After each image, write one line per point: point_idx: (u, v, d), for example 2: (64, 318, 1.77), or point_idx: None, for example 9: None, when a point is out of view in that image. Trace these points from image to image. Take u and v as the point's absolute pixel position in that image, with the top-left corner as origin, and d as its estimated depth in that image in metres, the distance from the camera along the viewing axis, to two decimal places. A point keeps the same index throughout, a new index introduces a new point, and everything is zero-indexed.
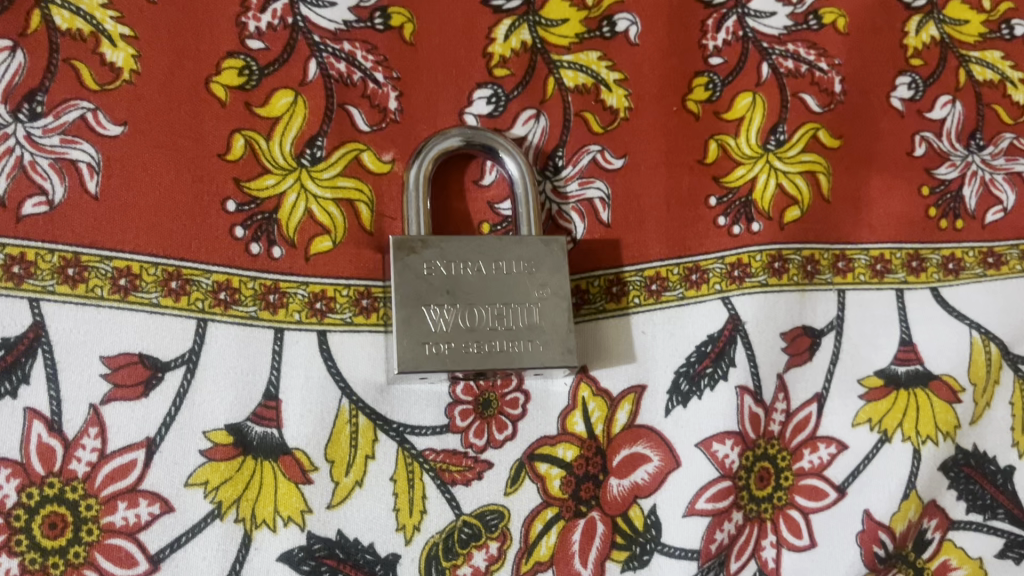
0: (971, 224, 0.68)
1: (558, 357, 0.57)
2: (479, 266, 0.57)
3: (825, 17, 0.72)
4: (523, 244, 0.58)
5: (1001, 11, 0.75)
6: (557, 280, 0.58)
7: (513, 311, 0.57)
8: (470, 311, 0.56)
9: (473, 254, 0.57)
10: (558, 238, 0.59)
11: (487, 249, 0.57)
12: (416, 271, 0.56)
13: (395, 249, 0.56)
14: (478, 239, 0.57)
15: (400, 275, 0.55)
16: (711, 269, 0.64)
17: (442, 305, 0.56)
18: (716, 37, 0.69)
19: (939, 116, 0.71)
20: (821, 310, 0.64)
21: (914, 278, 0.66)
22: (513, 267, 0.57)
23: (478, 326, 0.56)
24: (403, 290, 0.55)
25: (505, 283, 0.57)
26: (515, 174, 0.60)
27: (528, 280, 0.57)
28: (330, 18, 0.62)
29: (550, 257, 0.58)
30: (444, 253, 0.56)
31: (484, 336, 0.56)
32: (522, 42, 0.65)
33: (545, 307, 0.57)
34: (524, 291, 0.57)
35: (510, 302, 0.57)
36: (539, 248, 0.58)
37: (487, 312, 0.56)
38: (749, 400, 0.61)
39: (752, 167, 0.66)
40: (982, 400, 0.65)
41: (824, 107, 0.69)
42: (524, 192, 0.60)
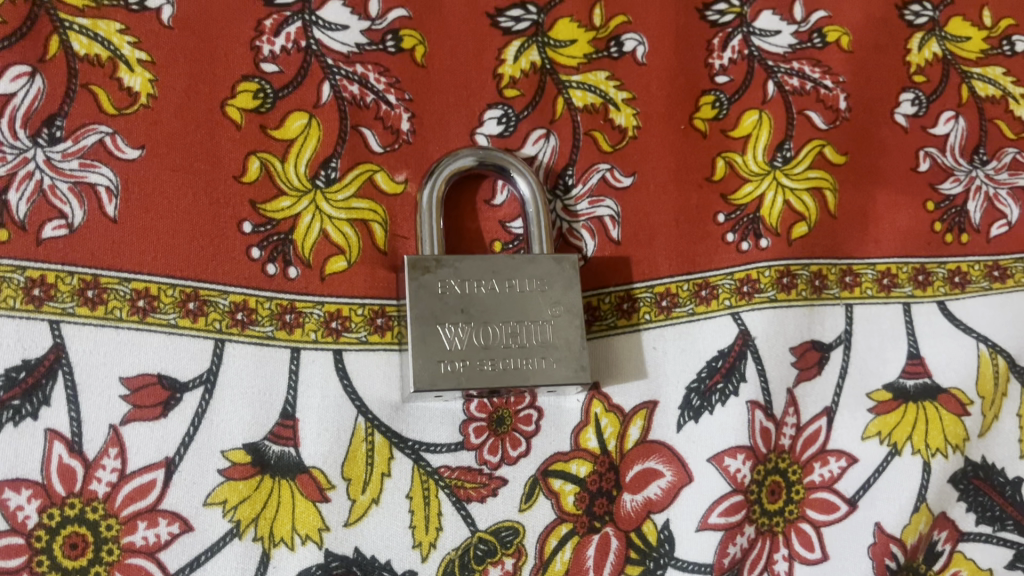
0: (976, 238, 0.69)
1: (571, 374, 0.57)
2: (493, 285, 0.58)
3: (829, 35, 0.73)
4: (535, 262, 0.59)
5: (1002, 28, 0.76)
6: (569, 298, 0.59)
7: (526, 329, 0.57)
8: (484, 329, 0.57)
9: (486, 273, 0.58)
10: (570, 255, 0.59)
11: (500, 267, 0.58)
12: (431, 290, 0.56)
13: (410, 268, 0.56)
14: (491, 258, 0.58)
15: (415, 293, 0.56)
16: (720, 285, 0.64)
17: (456, 323, 0.56)
18: (722, 56, 0.70)
19: (942, 132, 0.72)
20: (829, 325, 0.65)
21: (921, 292, 0.67)
22: (526, 285, 0.58)
23: (492, 344, 0.57)
24: (418, 308, 0.56)
25: (519, 301, 0.58)
26: (527, 193, 0.61)
27: (541, 298, 0.58)
28: (343, 41, 0.63)
29: (562, 275, 0.59)
30: (458, 271, 0.57)
31: (498, 354, 0.57)
32: (532, 63, 0.66)
33: (558, 324, 0.58)
34: (537, 309, 0.58)
35: (524, 319, 0.58)
36: (551, 266, 0.59)
37: (500, 330, 0.57)
38: (760, 415, 0.62)
39: (759, 184, 0.67)
40: (989, 412, 0.65)
41: (829, 124, 0.70)
42: (536, 211, 0.61)
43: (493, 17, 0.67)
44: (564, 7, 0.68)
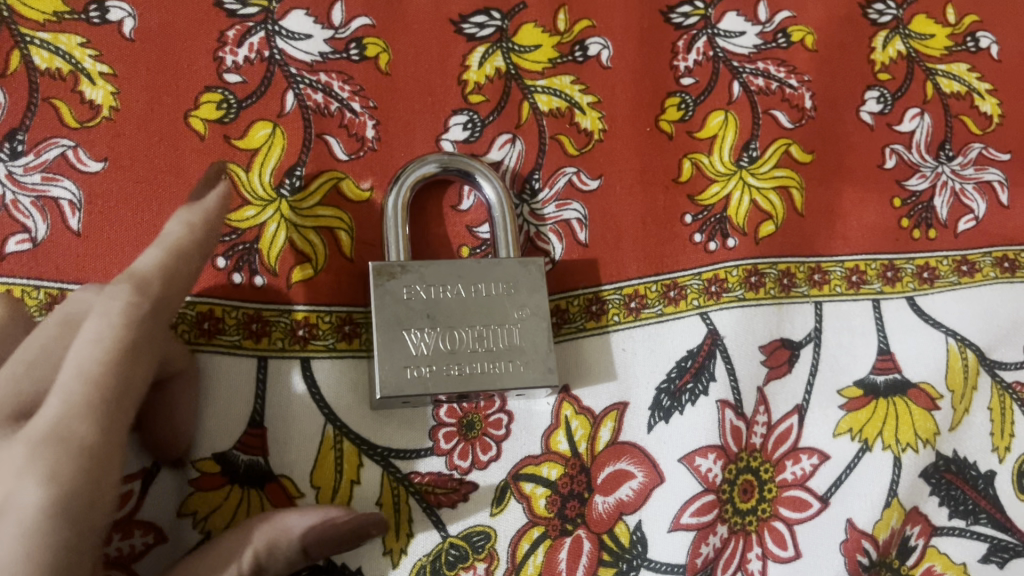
0: (943, 233, 0.70)
1: (539, 376, 0.57)
2: (459, 289, 0.58)
3: (793, 35, 0.73)
4: (501, 266, 0.59)
5: (966, 24, 0.77)
6: (536, 300, 0.59)
7: (493, 332, 0.57)
8: (450, 334, 0.57)
9: (452, 278, 0.58)
10: (536, 259, 0.59)
11: (466, 272, 0.58)
12: (396, 296, 0.56)
13: (375, 275, 0.56)
14: (457, 262, 0.58)
15: (380, 300, 0.56)
16: (688, 285, 0.64)
17: (422, 329, 0.56)
18: (687, 58, 0.70)
19: (908, 129, 0.72)
20: (798, 322, 0.65)
21: (890, 288, 0.67)
22: (492, 289, 0.58)
23: (458, 349, 0.57)
24: (383, 315, 0.56)
25: (485, 305, 0.58)
26: (492, 198, 0.61)
27: (508, 302, 0.58)
28: (306, 50, 0.63)
29: (528, 278, 0.59)
30: (423, 277, 0.57)
31: (464, 359, 0.57)
32: (496, 69, 0.67)
33: (524, 327, 0.58)
34: (503, 312, 0.58)
35: (490, 323, 0.58)
36: (516, 270, 0.59)
37: (467, 334, 0.57)
38: (730, 414, 0.62)
39: (725, 184, 0.67)
40: (960, 406, 0.65)
41: (795, 123, 0.70)
42: (502, 216, 0.61)
43: (457, 23, 0.67)
44: (528, 12, 0.69)
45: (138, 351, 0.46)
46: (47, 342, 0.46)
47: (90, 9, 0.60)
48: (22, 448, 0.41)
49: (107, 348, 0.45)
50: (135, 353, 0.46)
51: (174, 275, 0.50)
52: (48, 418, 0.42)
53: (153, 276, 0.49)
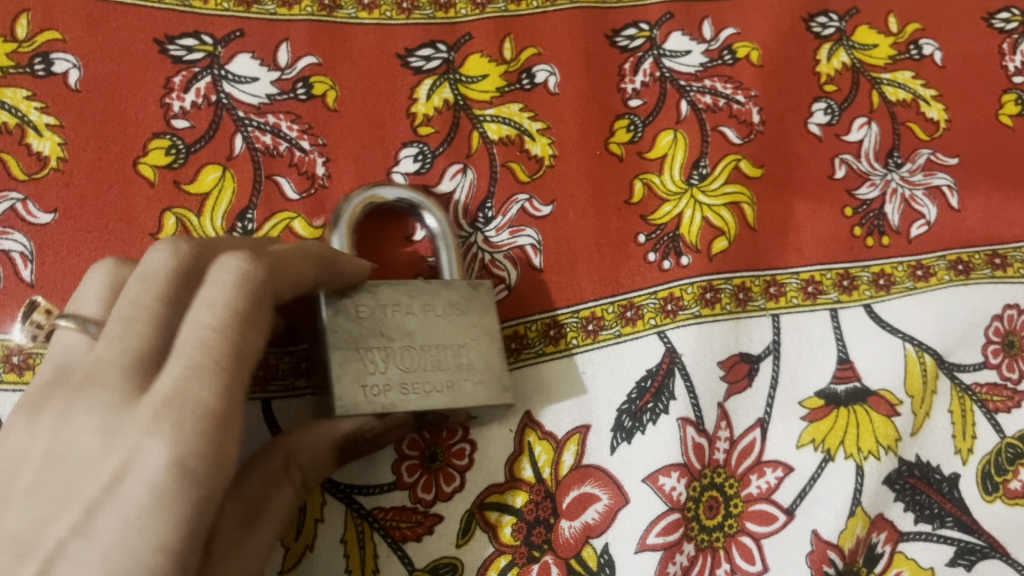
0: (896, 239, 0.70)
1: (494, 396, 0.56)
2: (411, 309, 0.56)
3: (738, 52, 0.74)
4: (453, 289, 0.58)
5: (909, 33, 0.78)
6: (487, 321, 0.58)
7: (448, 354, 0.56)
8: (407, 354, 0.55)
9: (405, 298, 0.56)
10: (485, 281, 0.59)
11: (417, 292, 0.56)
12: (348, 312, 0.54)
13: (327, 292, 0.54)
14: (408, 282, 0.56)
15: (333, 318, 0.53)
16: (644, 304, 0.65)
17: (376, 348, 0.54)
18: (633, 80, 0.71)
19: (856, 138, 0.73)
20: (756, 336, 0.66)
21: (846, 296, 0.68)
22: (443, 310, 0.57)
23: (414, 369, 0.55)
24: (337, 333, 0.53)
25: (438, 326, 0.56)
26: (436, 229, 0.60)
27: (459, 323, 0.57)
28: (253, 93, 0.64)
29: (478, 300, 0.58)
30: (376, 297, 0.55)
31: (421, 380, 0.55)
32: (444, 101, 0.67)
33: (477, 348, 0.57)
34: (456, 333, 0.57)
35: (444, 343, 0.56)
36: (468, 293, 0.58)
37: (424, 355, 0.55)
38: (691, 431, 0.62)
39: (677, 203, 0.68)
40: (920, 411, 0.65)
41: (744, 138, 0.71)
42: (446, 243, 0.60)
43: (403, 57, 0.68)
44: (474, 43, 0.70)
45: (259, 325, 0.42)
46: (140, 298, 0.41)
47: (35, 61, 0.61)
48: (150, 409, 0.37)
49: (225, 315, 0.41)
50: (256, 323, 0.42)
51: (288, 258, 0.47)
52: (169, 380, 0.38)
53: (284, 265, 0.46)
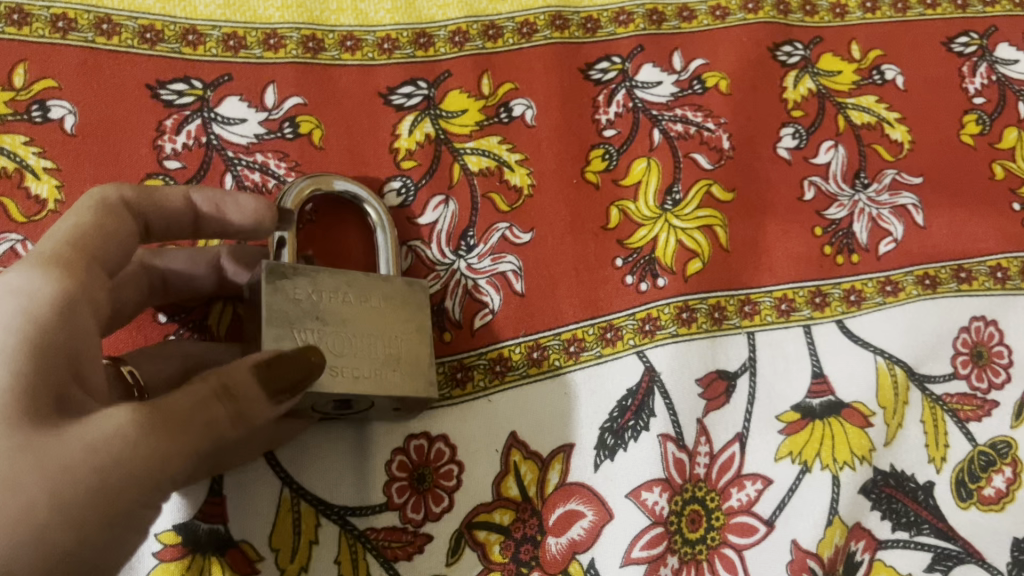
0: (866, 256, 0.73)
1: (421, 388, 0.56)
2: (349, 298, 0.56)
3: (708, 81, 0.77)
4: (393, 284, 0.58)
5: (871, 59, 0.81)
6: (421, 318, 0.59)
7: (383, 343, 0.56)
8: (339, 340, 0.55)
9: (343, 287, 0.56)
10: (422, 281, 0.60)
11: (356, 282, 0.57)
12: (285, 293, 0.54)
13: (266, 272, 0.54)
14: (348, 273, 0.57)
15: (269, 296, 0.54)
16: (623, 325, 0.67)
17: (310, 331, 0.54)
18: (608, 111, 0.74)
19: (823, 161, 0.76)
20: (732, 353, 0.68)
21: (819, 313, 0.70)
22: (380, 302, 0.57)
23: (345, 355, 0.54)
24: (271, 311, 0.53)
25: (374, 317, 0.57)
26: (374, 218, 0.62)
27: (394, 316, 0.57)
28: (241, 134, 0.67)
29: (414, 298, 0.59)
30: (315, 281, 0.56)
31: (352, 365, 0.54)
32: (425, 135, 0.70)
33: (410, 342, 0.57)
34: (391, 325, 0.57)
35: (378, 333, 0.56)
36: (408, 290, 0.59)
37: (360, 341, 0.55)
38: (672, 446, 0.64)
39: (652, 228, 0.70)
40: (893, 421, 0.67)
41: (714, 164, 0.74)
42: (384, 231, 0.62)
43: (385, 95, 0.71)
44: (453, 80, 0.72)
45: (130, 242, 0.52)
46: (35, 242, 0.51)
47: (32, 108, 0.63)
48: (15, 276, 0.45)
49: (89, 205, 0.51)
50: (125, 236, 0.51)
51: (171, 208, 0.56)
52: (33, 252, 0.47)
53: (159, 190, 0.54)
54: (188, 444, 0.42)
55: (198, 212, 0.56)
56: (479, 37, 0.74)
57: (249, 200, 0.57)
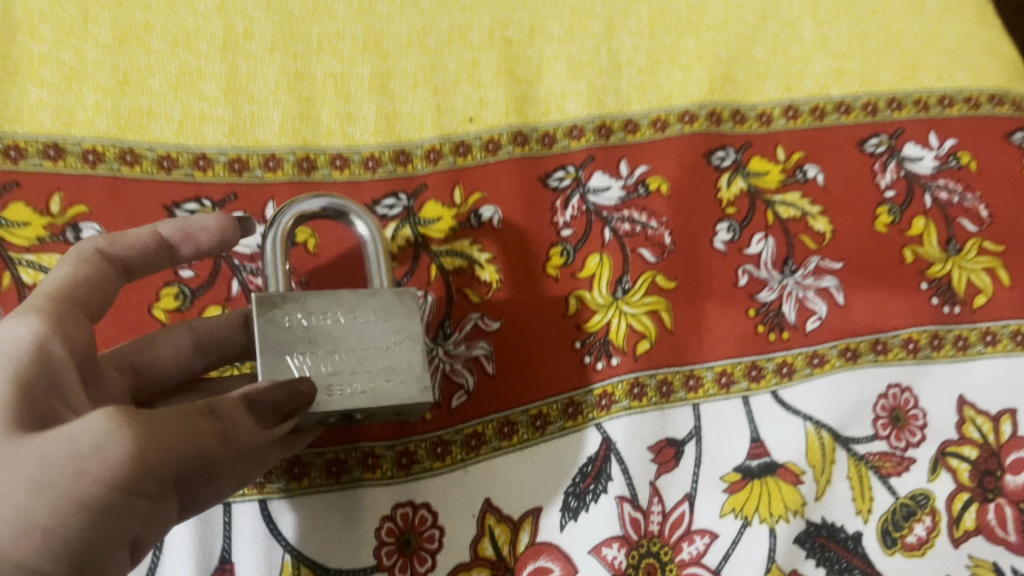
0: (795, 333, 0.83)
1: (413, 392, 0.64)
2: (338, 318, 0.64)
3: (651, 185, 0.88)
4: (378, 298, 0.66)
5: (795, 159, 0.93)
6: (408, 326, 0.66)
7: (371, 354, 0.64)
8: (332, 357, 0.63)
9: (331, 307, 0.64)
10: (409, 290, 0.67)
11: (344, 302, 0.65)
12: (279, 323, 0.63)
13: (259, 305, 0.62)
14: (335, 293, 0.65)
15: (265, 327, 0.62)
16: (583, 401, 0.77)
17: (305, 353, 0.62)
18: (565, 214, 0.85)
19: (755, 251, 0.87)
20: (680, 423, 0.77)
21: (755, 385, 0.80)
22: (368, 317, 0.65)
23: (339, 371, 0.63)
24: (268, 341, 0.62)
25: (363, 331, 0.64)
26: (366, 237, 0.70)
27: (382, 328, 0.65)
28: (246, 244, 0.77)
29: (401, 307, 0.66)
30: (305, 306, 0.64)
31: (346, 379, 0.63)
32: (406, 240, 0.81)
33: (399, 350, 0.65)
34: (380, 337, 0.65)
35: (368, 345, 0.64)
36: (392, 301, 0.66)
37: (351, 356, 0.63)
38: (628, 507, 0.73)
39: (606, 314, 0.81)
40: (822, 478, 0.77)
41: (658, 257, 0.84)
42: (374, 254, 0.69)
43: (370, 206, 0.82)
44: (429, 191, 0.83)
45: (106, 287, 0.61)
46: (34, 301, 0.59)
47: (66, 230, 0.74)
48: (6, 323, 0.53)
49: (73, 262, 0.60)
50: (101, 282, 0.60)
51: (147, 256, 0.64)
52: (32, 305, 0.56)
53: (127, 233, 0.63)
54: (170, 445, 0.49)
55: (169, 243, 0.65)
56: (451, 154, 0.86)
57: (211, 219, 0.67)
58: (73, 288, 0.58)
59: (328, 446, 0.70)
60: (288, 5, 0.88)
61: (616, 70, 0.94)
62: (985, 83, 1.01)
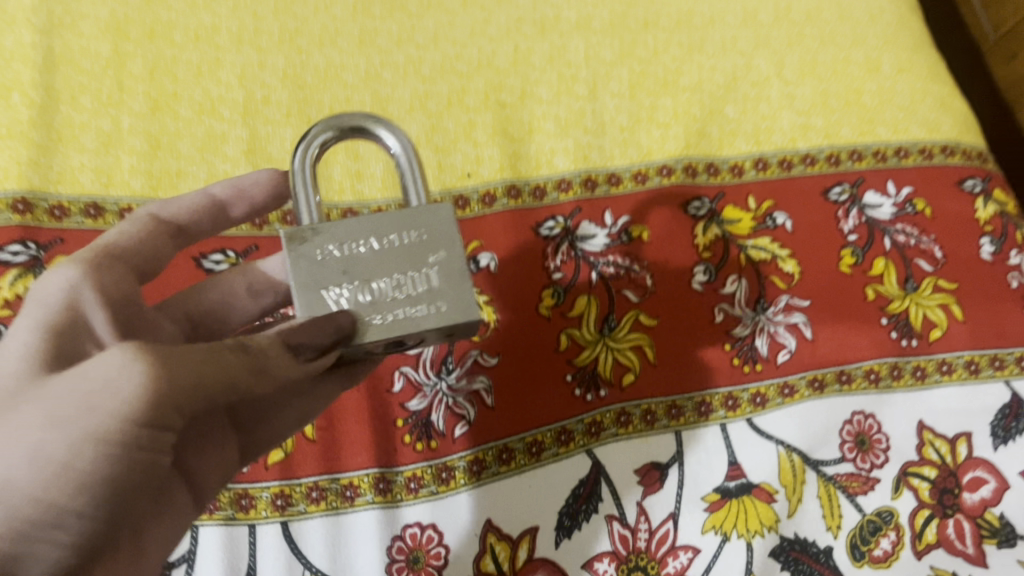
0: (768, 365, 0.91)
1: (462, 312, 0.58)
2: (371, 243, 0.59)
3: (634, 232, 0.97)
4: (411, 214, 0.60)
5: (765, 208, 1.02)
6: (448, 241, 0.59)
7: (408, 277, 0.59)
8: (370, 287, 0.58)
9: (363, 232, 0.59)
10: (444, 203, 0.60)
11: (376, 224, 0.59)
12: (310, 257, 0.58)
13: (286, 241, 0.58)
14: (367, 217, 0.59)
15: (296, 264, 0.58)
16: (575, 429, 0.84)
17: (341, 286, 0.58)
18: (556, 259, 0.94)
19: (730, 291, 0.95)
20: (664, 448, 0.85)
21: (732, 413, 0.88)
22: (403, 238, 0.59)
23: (379, 299, 0.58)
24: (302, 278, 0.58)
25: (400, 254, 0.59)
26: (396, 149, 0.63)
27: (421, 248, 0.59)
28: None
29: (438, 222, 0.60)
30: (335, 236, 0.59)
31: (386, 307, 0.58)
32: None
33: (441, 269, 0.59)
34: (420, 257, 0.59)
35: (407, 268, 0.59)
36: (425, 214, 0.60)
37: (390, 281, 0.58)
38: (617, 525, 0.80)
39: (594, 349, 0.89)
40: (793, 497, 0.84)
41: (640, 297, 0.93)
42: (410, 163, 0.63)
43: None
44: None
45: (157, 246, 0.70)
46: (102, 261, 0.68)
47: None
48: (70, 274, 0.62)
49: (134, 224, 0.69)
50: (155, 241, 0.70)
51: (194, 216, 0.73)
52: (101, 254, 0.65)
53: (179, 199, 0.73)
54: (198, 377, 0.53)
55: (219, 199, 0.74)
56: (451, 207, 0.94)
57: (264, 175, 0.74)
58: (124, 245, 0.68)
59: (344, 473, 0.79)
60: (302, 74, 0.98)
61: (600, 130, 1.03)
62: (939, 135, 1.09)
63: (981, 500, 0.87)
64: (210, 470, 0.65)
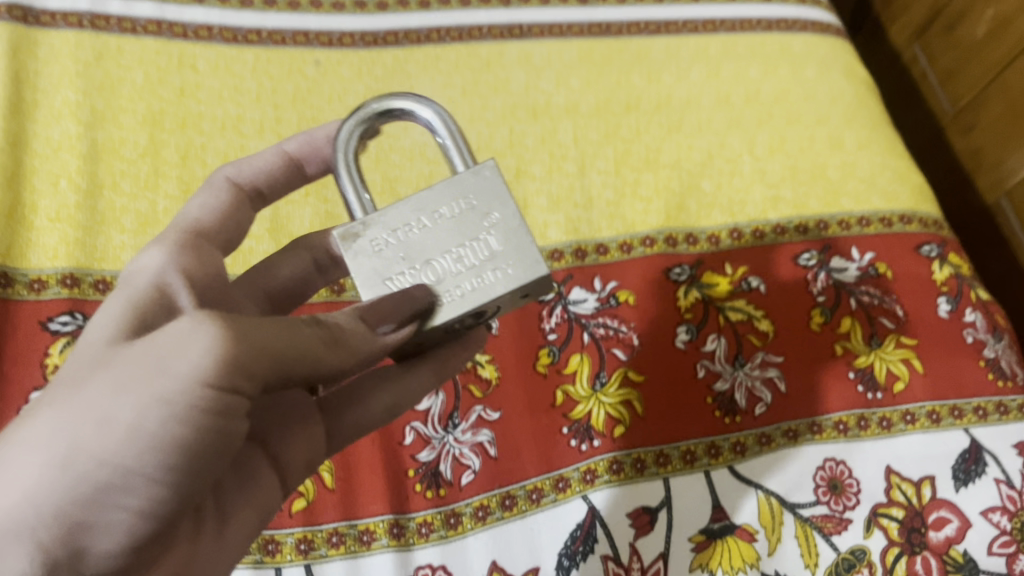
0: (746, 416, 0.99)
1: (526, 266, 0.61)
2: (423, 223, 0.63)
3: (621, 297, 1.06)
4: (455, 184, 0.64)
5: (740, 273, 1.11)
6: (495, 202, 0.63)
7: (468, 247, 0.62)
8: (431, 264, 0.62)
9: (413, 215, 0.63)
10: (486, 163, 0.64)
11: (422, 204, 0.63)
12: (368, 251, 0.63)
13: (342, 241, 0.63)
14: (412, 198, 0.64)
15: (356, 261, 0.63)
16: (571, 476, 0.92)
17: (403, 271, 0.62)
18: (550, 321, 1.03)
19: (710, 348, 1.04)
20: (653, 493, 0.92)
21: (714, 460, 0.96)
22: (452, 209, 0.63)
23: (443, 275, 0.62)
24: (365, 273, 0.63)
25: (452, 226, 0.63)
26: (435, 118, 0.67)
27: (471, 214, 0.63)
28: None
29: (483, 184, 0.64)
30: (387, 224, 0.63)
31: (452, 283, 0.62)
32: None
33: (496, 231, 0.62)
34: (473, 224, 0.63)
35: (462, 238, 0.62)
36: (469, 180, 0.64)
37: (449, 252, 0.62)
38: (612, 564, 0.87)
39: (588, 403, 0.97)
40: (772, 537, 0.92)
41: (629, 355, 1.02)
42: (451, 133, 0.66)
43: None
44: None
45: (236, 212, 0.77)
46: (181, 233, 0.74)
47: None
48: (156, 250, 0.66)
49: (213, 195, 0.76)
50: (235, 206, 0.77)
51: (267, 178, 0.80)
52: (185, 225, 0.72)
53: (253, 161, 0.80)
54: (269, 345, 0.55)
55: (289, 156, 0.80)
56: None
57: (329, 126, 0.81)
58: (204, 218, 0.74)
59: (362, 518, 0.87)
60: None
61: (588, 204, 1.13)
62: (897, 205, 1.19)
63: (946, 538, 0.94)
64: (296, 449, 0.73)
